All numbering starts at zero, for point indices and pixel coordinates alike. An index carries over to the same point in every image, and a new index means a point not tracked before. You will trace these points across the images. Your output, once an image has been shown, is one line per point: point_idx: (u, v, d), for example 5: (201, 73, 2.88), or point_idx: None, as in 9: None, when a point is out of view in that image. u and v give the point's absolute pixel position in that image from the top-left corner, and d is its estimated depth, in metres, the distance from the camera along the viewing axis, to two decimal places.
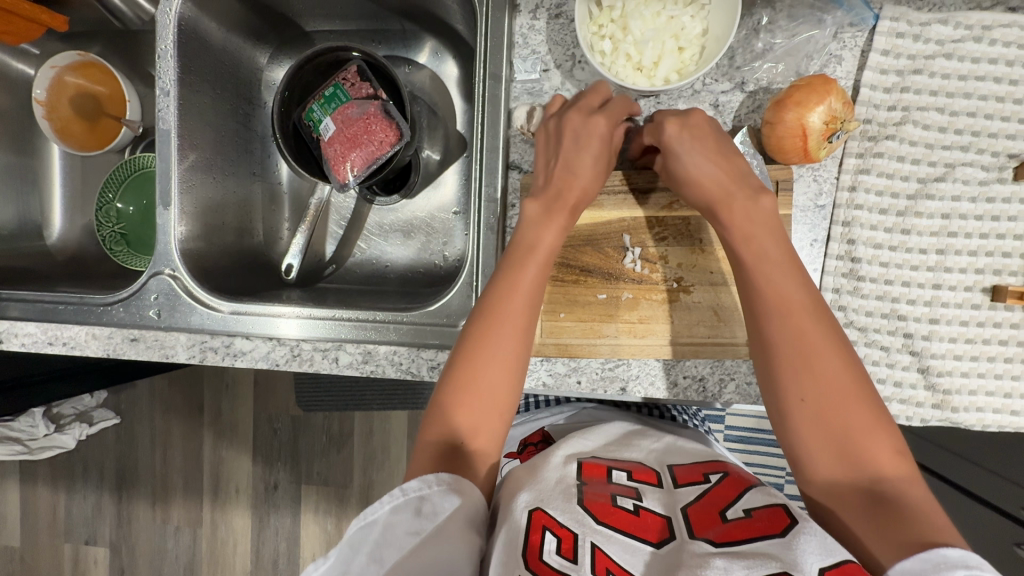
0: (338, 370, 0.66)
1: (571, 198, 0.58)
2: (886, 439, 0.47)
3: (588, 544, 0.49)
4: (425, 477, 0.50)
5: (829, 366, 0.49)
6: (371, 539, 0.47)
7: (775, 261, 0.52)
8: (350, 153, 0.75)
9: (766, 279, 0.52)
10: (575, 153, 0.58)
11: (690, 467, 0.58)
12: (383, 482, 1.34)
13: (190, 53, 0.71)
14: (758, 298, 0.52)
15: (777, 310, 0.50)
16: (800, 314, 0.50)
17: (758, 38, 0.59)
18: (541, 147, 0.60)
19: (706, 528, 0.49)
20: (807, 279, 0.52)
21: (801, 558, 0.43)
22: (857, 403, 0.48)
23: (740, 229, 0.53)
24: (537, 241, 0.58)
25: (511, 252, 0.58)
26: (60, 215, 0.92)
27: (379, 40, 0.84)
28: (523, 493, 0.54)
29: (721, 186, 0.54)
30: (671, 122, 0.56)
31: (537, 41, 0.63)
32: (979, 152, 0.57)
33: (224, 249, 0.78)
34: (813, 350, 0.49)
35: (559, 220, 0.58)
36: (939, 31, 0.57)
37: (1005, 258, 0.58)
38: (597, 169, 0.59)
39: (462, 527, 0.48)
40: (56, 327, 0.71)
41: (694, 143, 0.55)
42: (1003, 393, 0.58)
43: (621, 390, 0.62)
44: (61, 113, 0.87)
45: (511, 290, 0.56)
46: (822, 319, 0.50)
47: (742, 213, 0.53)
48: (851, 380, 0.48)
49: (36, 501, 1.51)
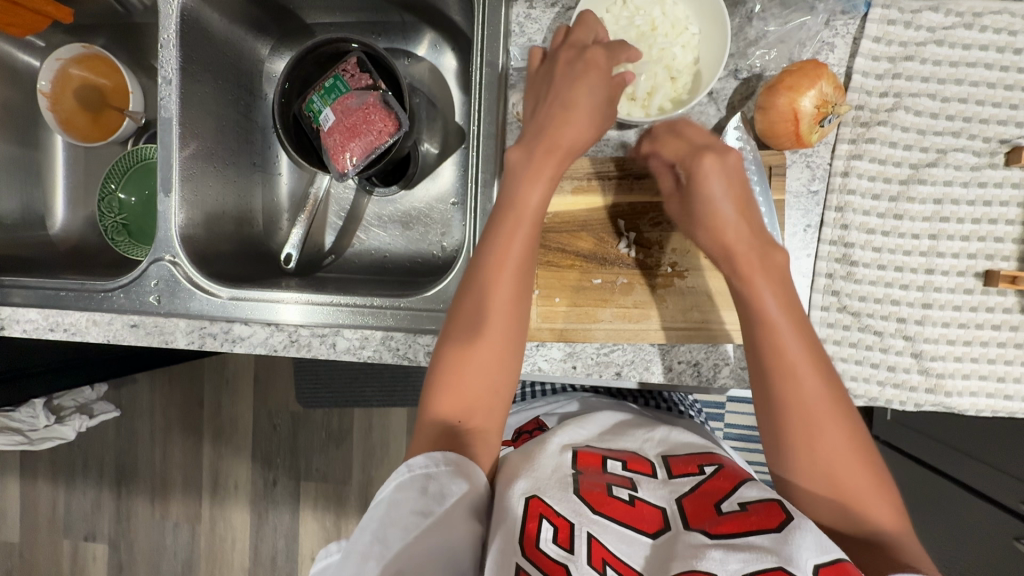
0: (336, 356, 0.67)
1: (555, 138, 0.57)
2: (882, 495, 0.48)
3: (584, 534, 0.49)
4: (431, 454, 0.51)
5: (831, 423, 0.49)
6: (377, 515, 0.47)
7: (783, 309, 0.51)
8: (350, 143, 0.76)
9: (773, 331, 0.51)
10: (569, 90, 0.56)
11: (686, 458, 0.58)
12: (382, 478, 1.34)
13: (192, 43, 0.72)
14: (766, 351, 0.51)
15: (786, 367, 0.50)
16: (807, 369, 0.50)
17: (750, 26, 0.60)
18: (534, 93, 0.59)
19: (702, 520, 0.49)
20: (811, 332, 0.52)
21: (796, 552, 0.44)
22: (855, 463, 0.49)
23: (751, 284, 0.52)
24: (523, 197, 0.57)
25: (497, 213, 0.58)
26: (63, 205, 0.92)
27: (378, 32, 0.85)
28: (521, 481, 0.54)
29: (740, 233, 0.54)
30: (709, 157, 0.54)
31: (533, 29, 0.64)
32: (970, 138, 0.58)
33: (224, 235, 0.79)
34: (816, 414, 0.49)
35: (548, 166, 0.57)
36: (930, 18, 0.58)
37: (997, 242, 0.58)
38: (593, 107, 0.57)
39: (463, 514, 0.49)
40: (57, 314, 0.72)
41: (726, 184, 0.54)
42: (995, 377, 0.58)
43: (616, 374, 0.62)
44: (65, 105, 0.88)
45: (505, 257, 0.56)
46: (824, 369, 0.50)
47: (752, 265, 0.53)
48: (852, 437, 0.49)
49: (36, 497, 1.52)
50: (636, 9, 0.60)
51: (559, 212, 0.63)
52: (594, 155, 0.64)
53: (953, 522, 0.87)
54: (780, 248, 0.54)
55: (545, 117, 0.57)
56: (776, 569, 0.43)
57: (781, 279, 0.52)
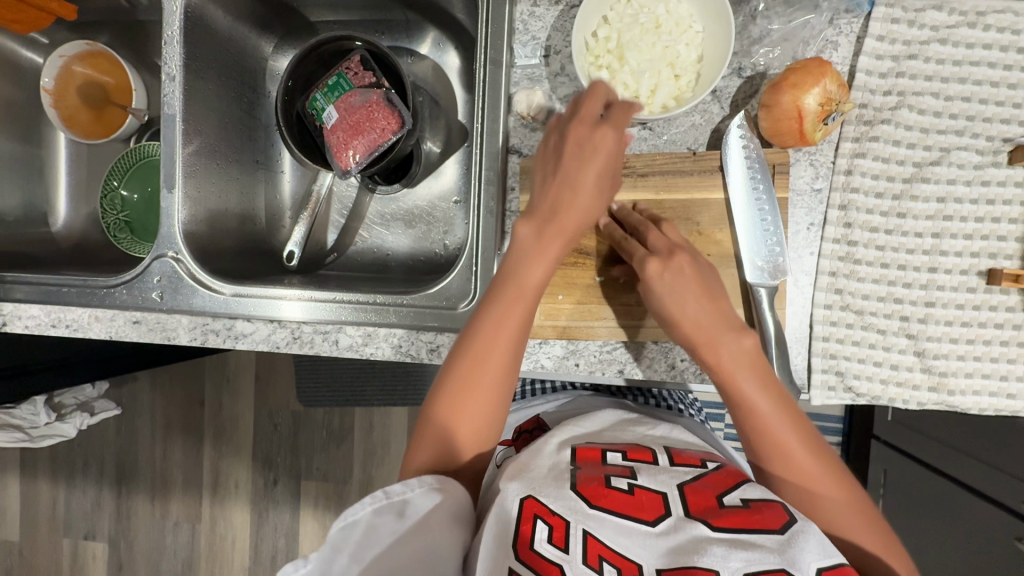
0: (338, 353, 0.67)
1: (562, 214, 0.55)
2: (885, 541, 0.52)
3: (579, 532, 0.48)
4: (407, 480, 0.51)
5: (826, 491, 0.52)
6: (354, 539, 0.47)
7: (765, 394, 0.53)
8: (353, 140, 0.76)
9: (757, 417, 0.53)
10: (577, 172, 0.55)
11: (687, 452, 0.58)
12: (382, 478, 1.34)
13: (196, 41, 0.72)
14: (753, 433, 0.54)
15: (773, 448, 0.53)
16: (793, 446, 0.53)
17: (754, 25, 0.61)
18: (542, 162, 0.58)
19: (703, 509, 0.49)
20: (791, 408, 0.54)
21: (799, 555, 0.45)
22: (855, 522, 0.52)
23: (728, 373, 0.54)
24: (528, 270, 0.55)
25: (500, 282, 0.56)
26: (65, 202, 0.93)
27: (382, 30, 0.85)
28: (514, 483, 0.53)
29: (701, 323, 0.54)
30: (651, 264, 0.55)
31: (537, 27, 0.64)
32: (974, 136, 0.58)
33: (226, 232, 0.79)
34: (810, 485, 0.52)
35: (553, 244, 0.55)
36: (933, 17, 0.58)
37: (1000, 241, 0.58)
38: (601, 186, 0.56)
39: (448, 523, 0.50)
40: (59, 309, 0.71)
41: (676, 287, 0.55)
42: (999, 376, 0.58)
43: (619, 372, 0.62)
44: (68, 102, 0.88)
45: (500, 335, 0.55)
46: (809, 440, 0.53)
47: (729, 356, 0.53)
48: (848, 501, 0.52)
49: (36, 495, 1.51)
50: (640, 7, 0.60)
51: None
52: None
53: (954, 523, 0.87)
54: (750, 330, 0.54)
55: (553, 188, 0.55)
56: (779, 569, 0.44)
57: (757, 365, 0.54)
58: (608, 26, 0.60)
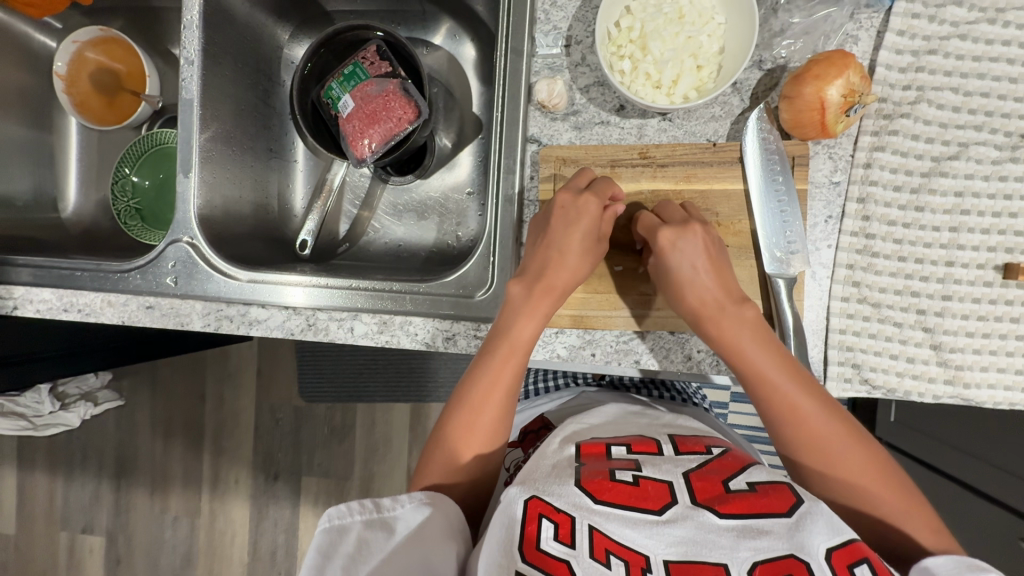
0: (353, 340, 0.67)
1: (551, 276, 0.58)
2: (910, 505, 0.51)
3: (585, 527, 0.47)
4: (398, 496, 0.53)
5: (842, 457, 0.53)
6: (345, 550, 0.48)
7: (772, 364, 0.54)
8: (369, 129, 0.76)
9: (764, 385, 0.54)
10: (564, 235, 0.59)
11: (692, 439, 0.59)
12: (384, 474, 1.34)
13: (214, 26, 0.72)
14: (763, 404, 0.55)
15: (784, 415, 0.54)
16: (807, 414, 0.53)
17: (775, 18, 0.61)
18: (534, 227, 0.62)
19: (709, 496, 0.49)
20: (801, 377, 0.54)
21: (808, 539, 0.44)
22: (876, 484, 0.52)
23: (736, 347, 0.55)
24: (517, 327, 0.58)
25: (490, 341, 0.60)
26: (75, 189, 0.92)
27: (398, 22, 0.86)
28: (513, 485, 0.51)
29: (711, 292, 0.56)
30: (664, 232, 0.56)
31: (558, 17, 0.64)
32: (992, 132, 0.58)
33: (240, 219, 0.78)
34: (826, 452, 0.53)
35: (544, 305, 0.58)
36: (953, 13, 0.58)
37: (1017, 236, 0.58)
38: (586, 249, 0.59)
39: (439, 534, 0.50)
40: (71, 293, 0.71)
41: (688, 254, 0.56)
42: (1014, 369, 0.58)
43: (636, 362, 0.62)
44: (80, 87, 0.88)
45: (498, 380, 0.59)
46: (824, 409, 0.53)
47: (733, 329, 0.55)
48: (866, 465, 0.52)
49: (33, 488, 1.50)
50: None
51: None
52: (617, 142, 0.63)
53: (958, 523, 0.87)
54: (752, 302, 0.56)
55: (540, 254, 0.60)
56: (786, 556, 0.43)
57: (761, 338, 0.55)
58: (631, 16, 0.60)
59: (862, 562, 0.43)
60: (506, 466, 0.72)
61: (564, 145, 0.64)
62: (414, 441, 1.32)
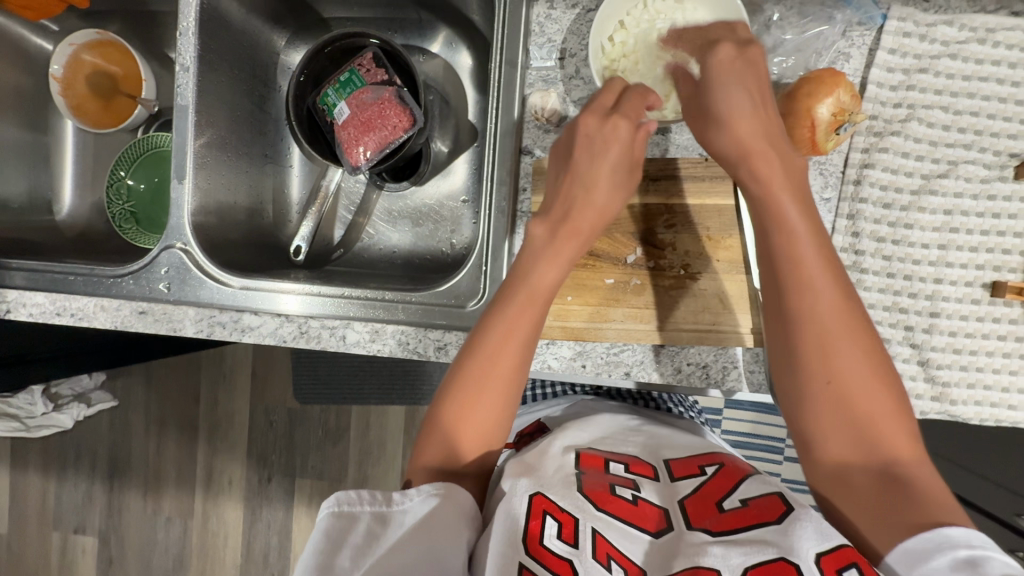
0: (345, 348, 0.67)
1: (577, 216, 0.58)
2: (901, 419, 0.47)
3: (588, 529, 0.48)
4: (407, 491, 0.51)
5: (845, 348, 0.48)
6: (353, 542, 0.47)
7: (801, 221, 0.50)
8: (364, 137, 0.76)
9: (789, 239, 0.50)
10: (590, 164, 0.57)
11: (686, 461, 0.57)
12: (377, 477, 1.34)
13: (210, 32, 0.72)
14: (779, 260, 0.50)
15: (797, 279, 0.49)
16: (821, 280, 0.49)
17: (768, 34, 0.62)
18: (553, 159, 0.61)
19: (703, 518, 0.48)
20: (833, 258, 0.50)
21: (797, 542, 0.43)
22: (875, 383, 0.48)
23: (768, 190, 0.51)
24: (537, 268, 0.58)
25: (506, 283, 0.59)
26: (70, 192, 0.92)
27: (395, 29, 0.86)
28: (523, 478, 0.53)
29: (750, 130, 0.52)
30: (725, 47, 0.53)
31: (553, 29, 0.64)
32: (981, 150, 0.59)
33: (235, 225, 0.79)
34: (832, 333, 0.48)
35: (565, 246, 0.58)
36: (944, 32, 0.59)
37: (1005, 254, 0.59)
38: (615, 183, 0.58)
39: (448, 527, 0.48)
40: (64, 298, 0.71)
41: (739, 79, 0.53)
42: (1000, 387, 0.59)
43: (625, 374, 0.62)
44: (77, 91, 0.89)
45: (511, 332, 0.56)
46: (843, 285, 0.49)
47: (770, 169, 0.51)
48: (870, 359, 0.48)
49: (26, 487, 1.50)
50: (658, 13, 0.61)
51: None
52: None
53: None
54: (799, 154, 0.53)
55: (564, 193, 0.59)
56: (778, 560, 0.42)
57: (798, 188, 0.51)
58: (624, 31, 0.61)
59: (851, 567, 0.42)
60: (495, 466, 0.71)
61: None
62: (408, 444, 1.32)
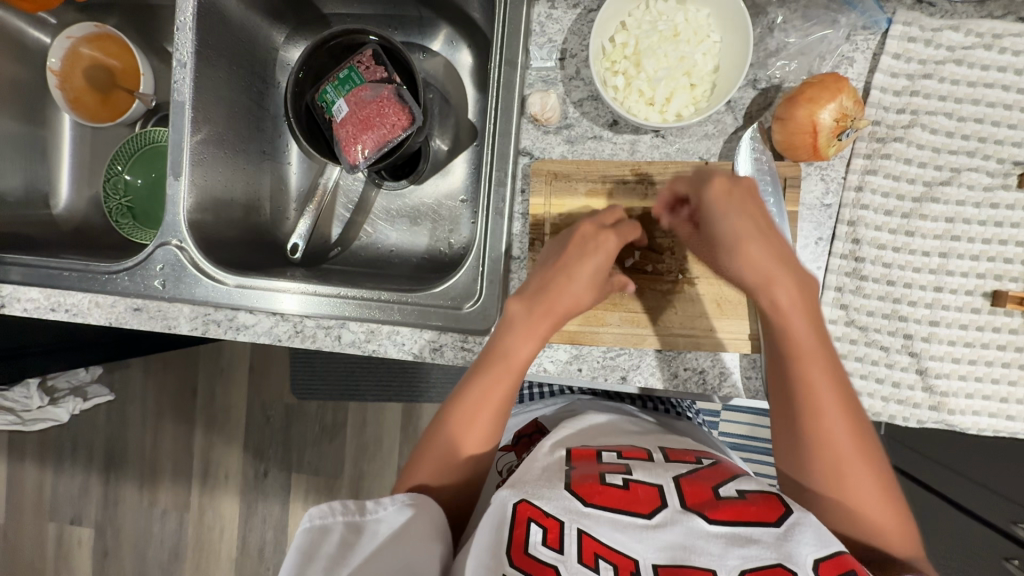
0: (340, 348, 0.66)
1: (556, 303, 0.57)
2: (896, 513, 0.51)
3: (574, 532, 0.46)
4: (381, 499, 0.52)
5: (846, 454, 0.50)
6: (327, 551, 0.48)
7: (812, 337, 0.51)
8: (363, 134, 0.75)
9: (800, 357, 0.51)
10: (576, 262, 0.57)
11: (681, 450, 0.59)
12: (373, 474, 1.34)
13: (207, 27, 0.71)
14: (791, 375, 0.51)
15: (806, 392, 0.51)
16: (828, 395, 0.50)
17: (771, 37, 0.61)
18: (553, 242, 0.61)
19: (700, 502, 0.48)
20: (840, 372, 0.51)
21: (795, 548, 0.44)
22: (877, 494, 0.50)
23: (784, 314, 0.50)
24: (515, 347, 0.58)
25: (484, 354, 0.60)
26: (67, 186, 0.92)
27: (395, 26, 0.86)
28: (504, 488, 0.50)
29: (768, 258, 0.50)
30: (719, 180, 0.52)
31: (553, 29, 0.63)
32: (984, 158, 0.58)
33: (231, 223, 0.78)
34: (835, 442, 0.50)
35: (540, 330, 0.58)
36: (950, 38, 0.58)
37: (1006, 263, 0.58)
38: (594, 283, 0.58)
39: (422, 536, 0.49)
40: (58, 294, 0.70)
41: (742, 209, 0.52)
42: (999, 398, 0.58)
43: (622, 379, 0.62)
44: (74, 84, 0.88)
45: (485, 400, 0.59)
46: (846, 396, 0.51)
47: (789, 300, 0.50)
48: (870, 462, 0.51)
49: (23, 478, 1.50)
50: (660, 14, 0.60)
51: (573, 214, 0.63)
52: (610, 157, 0.63)
53: None
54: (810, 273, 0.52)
55: (546, 279, 0.58)
56: (776, 566, 0.43)
57: (814, 315, 0.51)
58: (626, 32, 0.60)
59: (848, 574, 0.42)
60: (498, 469, 0.72)
61: (557, 158, 0.64)
62: (404, 441, 1.32)
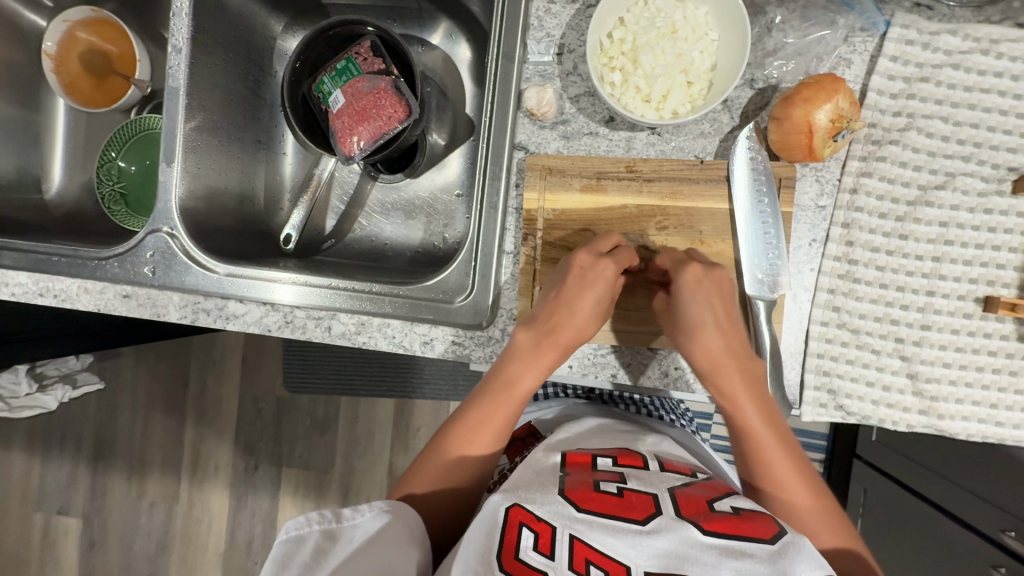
0: (330, 339, 0.66)
1: (560, 331, 0.58)
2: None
3: (566, 537, 0.46)
4: (358, 506, 0.52)
5: (806, 517, 0.53)
6: (301, 560, 0.47)
7: (757, 412, 0.55)
8: (358, 126, 0.75)
9: (750, 436, 0.55)
10: (576, 294, 0.57)
11: (673, 461, 0.59)
12: (363, 470, 1.33)
13: (203, 14, 0.71)
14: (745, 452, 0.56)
15: (757, 463, 0.55)
16: (776, 463, 0.55)
17: (770, 36, 0.61)
18: (554, 273, 0.61)
19: (695, 512, 0.48)
20: (791, 440, 0.56)
21: (790, 565, 0.43)
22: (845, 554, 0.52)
23: (730, 397, 0.56)
24: (518, 373, 0.59)
25: (489, 381, 0.61)
26: (60, 170, 0.91)
27: (394, 18, 0.85)
28: (497, 494, 0.50)
29: (717, 347, 0.56)
30: (692, 268, 0.56)
31: (551, 24, 0.63)
32: (979, 163, 0.58)
33: (224, 212, 0.78)
34: (793, 506, 0.54)
35: (546, 357, 0.59)
36: (947, 41, 0.58)
37: (999, 269, 0.58)
38: (598, 315, 0.58)
39: (399, 541, 0.49)
40: (48, 279, 0.70)
41: (706, 297, 0.56)
42: (989, 403, 0.58)
43: (612, 376, 0.61)
44: (69, 68, 0.87)
45: (486, 422, 0.60)
46: (797, 461, 0.55)
47: (733, 386, 0.56)
48: (831, 523, 0.53)
49: (10, 466, 1.49)
50: (658, 11, 0.60)
51: (568, 210, 0.63)
52: (605, 154, 0.63)
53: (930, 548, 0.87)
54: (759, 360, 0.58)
55: (549, 309, 0.58)
56: None
57: (764, 402, 0.56)
58: (623, 28, 0.60)
59: None
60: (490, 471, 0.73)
61: (552, 154, 0.64)
62: (395, 436, 1.31)
